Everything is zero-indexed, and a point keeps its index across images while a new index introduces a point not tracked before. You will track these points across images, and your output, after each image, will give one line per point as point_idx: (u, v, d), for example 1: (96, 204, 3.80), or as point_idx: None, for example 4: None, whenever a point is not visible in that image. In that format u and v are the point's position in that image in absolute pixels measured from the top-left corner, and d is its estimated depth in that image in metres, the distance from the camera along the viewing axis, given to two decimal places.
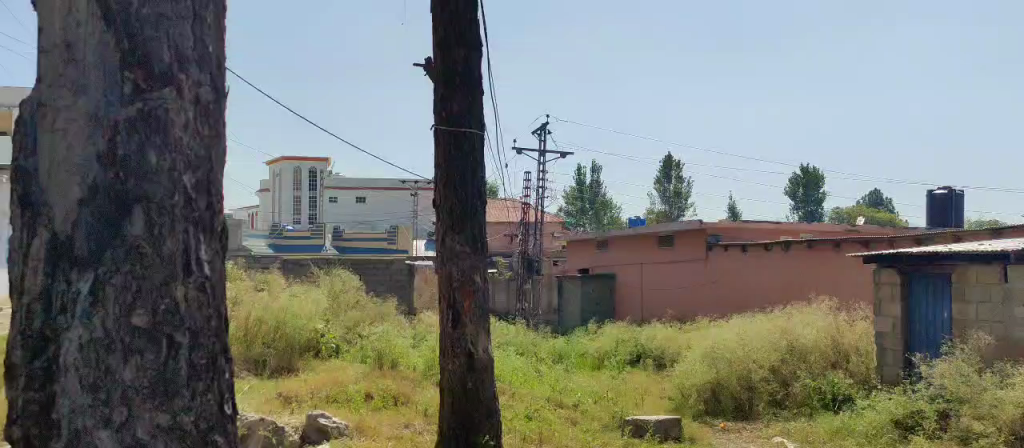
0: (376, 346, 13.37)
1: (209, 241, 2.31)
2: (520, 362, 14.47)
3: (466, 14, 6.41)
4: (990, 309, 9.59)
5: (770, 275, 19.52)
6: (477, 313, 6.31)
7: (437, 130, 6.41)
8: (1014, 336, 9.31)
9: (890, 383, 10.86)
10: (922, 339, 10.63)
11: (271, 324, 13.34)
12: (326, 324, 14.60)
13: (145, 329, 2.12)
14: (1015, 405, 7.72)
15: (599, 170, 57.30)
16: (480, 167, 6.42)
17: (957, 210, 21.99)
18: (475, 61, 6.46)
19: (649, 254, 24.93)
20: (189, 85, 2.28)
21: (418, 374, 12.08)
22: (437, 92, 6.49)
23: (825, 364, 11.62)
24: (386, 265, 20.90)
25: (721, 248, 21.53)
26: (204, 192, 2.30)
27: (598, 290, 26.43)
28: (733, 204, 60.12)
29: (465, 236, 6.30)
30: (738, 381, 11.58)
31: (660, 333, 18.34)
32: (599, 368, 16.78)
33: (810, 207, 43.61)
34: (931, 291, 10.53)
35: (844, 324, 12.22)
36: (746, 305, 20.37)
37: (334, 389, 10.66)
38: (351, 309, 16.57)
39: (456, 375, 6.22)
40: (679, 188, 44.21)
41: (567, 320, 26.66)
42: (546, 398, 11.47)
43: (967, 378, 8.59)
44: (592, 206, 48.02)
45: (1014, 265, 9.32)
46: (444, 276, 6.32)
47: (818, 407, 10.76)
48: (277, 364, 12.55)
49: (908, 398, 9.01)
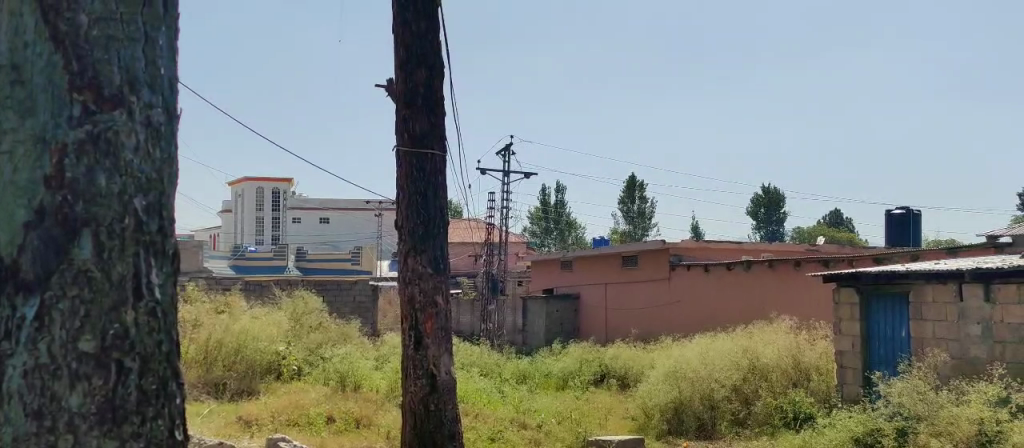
0: (338, 368, 13.25)
1: (161, 264, 2.29)
2: (485, 383, 14.44)
3: (428, 37, 6.45)
4: (946, 327, 9.72)
5: (732, 296, 19.68)
6: (439, 334, 6.29)
7: (400, 150, 6.41)
8: (968, 355, 9.44)
9: (850, 401, 10.99)
10: (880, 357, 10.74)
11: (231, 346, 13.21)
12: (288, 345, 14.47)
13: (93, 355, 2.10)
14: (971, 421, 7.85)
15: (563, 190, 57.57)
16: (443, 188, 6.43)
17: (914, 230, 22.30)
18: (437, 81, 6.47)
19: (612, 274, 25.06)
20: (139, 107, 2.27)
21: (381, 396, 12.01)
22: (399, 113, 6.49)
23: (786, 382, 11.73)
24: (350, 286, 20.70)
25: (683, 268, 21.68)
26: (155, 214, 2.28)
27: (563, 310, 26.48)
28: (696, 224, 60.68)
29: (427, 257, 6.28)
30: (701, 400, 11.69)
31: (624, 353, 18.40)
32: (563, 388, 16.78)
33: (771, 227, 44.01)
34: (890, 309, 10.65)
35: (804, 343, 12.32)
36: (708, 324, 20.51)
37: (293, 411, 10.58)
38: (314, 331, 16.44)
39: (418, 396, 6.18)
40: (643, 208, 44.47)
41: (530, 341, 26.68)
42: (509, 418, 11.47)
43: (924, 396, 8.70)
44: (556, 226, 48.19)
45: (968, 283, 9.43)
46: (405, 297, 6.29)
47: (779, 426, 10.82)
48: (238, 387, 12.43)
49: (868, 416, 9.11)
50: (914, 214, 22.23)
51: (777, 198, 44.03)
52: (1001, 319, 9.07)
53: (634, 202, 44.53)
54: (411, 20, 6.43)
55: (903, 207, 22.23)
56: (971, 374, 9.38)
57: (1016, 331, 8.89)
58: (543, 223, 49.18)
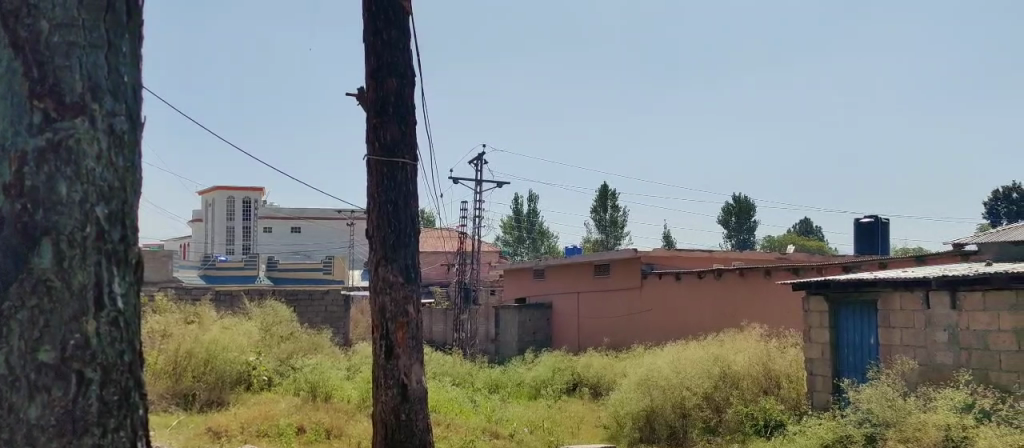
0: (309, 378, 13.18)
1: (123, 273, 2.28)
2: (457, 392, 14.37)
3: (399, 45, 6.45)
4: (913, 335, 9.82)
5: (704, 304, 19.77)
6: (410, 344, 6.26)
7: (370, 160, 6.39)
8: (934, 362, 9.55)
9: (820, 409, 11.07)
10: (849, 364, 10.83)
11: (201, 357, 13.00)
12: (258, 355, 14.34)
13: (53, 365, 2.09)
14: (938, 427, 7.93)
15: (536, 199, 57.66)
16: (413, 196, 6.42)
17: (883, 238, 22.53)
18: (407, 89, 6.47)
19: (584, 283, 25.09)
20: (102, 115, 2.26)
21: (352, 407, 11.94)
22: (369, 121, 6.47)
23: (756, 390, 11.79)
24: (321, 295, 20.58)
25: (655, 276, 21.76)
26: (118, 222, 2.27)
27: (536, 319, 26.49)
28: (668, 234, 61.03)
29: (397, 266, 6.25)
30: (673, 408, 11.74)
31: (597, 361, 18.44)
32: (536, 398, 16.79)
33: (742, 236, 44.31)
34: (859, 317, 10.75)
35: (775, 351, 12.40)
36: (680, 332, 20.59)
37: (263, 422, 10.47)
38: (284, 341, 16.32)
39: (389, 406, 6.15)
40: (616, 217, 44.64)
41: (503, 349, 26.67)
42: (481, 428, 11.43)
43: (892, 402, 8.75)
44: (529, 235, 48.25)
45: (935, 291, 9.54)
46: (376, 307, 6.27)
47: (750, 433, 10.86)
48: (208, 398, 12.30)
49: (837, 423, 9.19)
50: (881, 222, 22.51)
51: (747, 207, 44.42)
52: (967, 325, 9.17)
53: (607, 211, 44.67)
54: (381, 28, 6.43)
55: (871, 215, 22.50)
56: (939, 381, 9.49)
57: (981, 337, 8.99)
58: (515, 233, 49.22)
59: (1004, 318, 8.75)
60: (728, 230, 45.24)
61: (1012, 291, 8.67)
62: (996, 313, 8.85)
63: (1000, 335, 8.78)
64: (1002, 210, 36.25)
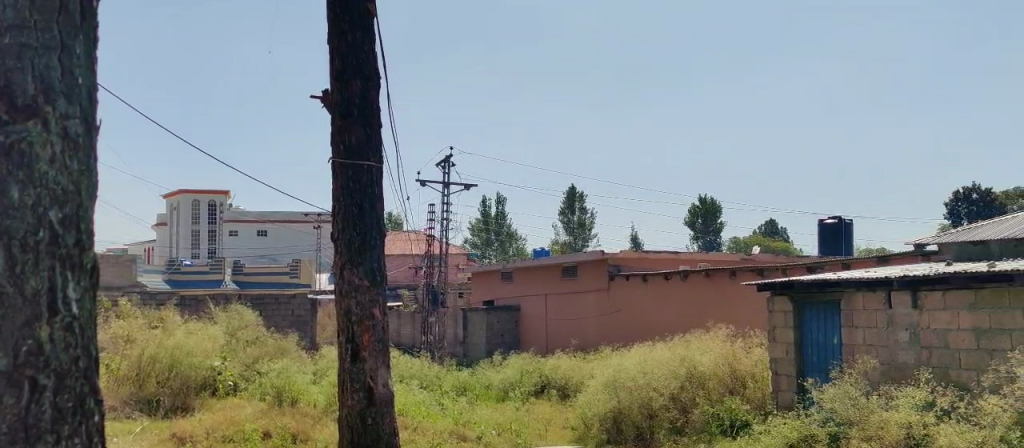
0: (275, 382, 13.13)
1: (78, 279, 2.29)
2: (424, 395, 14.33)
3: (364, 47, 6.43)
4: (875, 334, 9.94)
5: (671, 305, 19.88)
6: (376, 348, 6.23)
7: (335, 163, 6.35)
8: (896, 361, 9.67)
9: (785, 408, 11.18)
10: (813, 363, 10.95)
11: (165, 362, 12.79)
12: (223, 360, 14.14)
13: (6, 373, 2.10)
14: (901, 425, 8.03)
15: (504, 201, 57.60)
16: (379, 199, 6.39)
17: (846, 239, 22.79)
18: (372, 92, 6.45)
19: (552, 285, 25.13)
20: (55, 116, 2.28)
21: (319, 411, 11.92)
22: (334, 123, 6.44)
23: (722, 391, 11.91)
24: (288, 299, 20.43)
25: (622, 278, 21.84)
26: (72, 227, 2.28)
27: (503, 321, 26.51)
28: (634, 236, 61.36)
29: (363, 270, 6.22)
30: (640, 409, 11.82)
31: (564, 363, 18.46)
32: (504, 400, 16.80)
33: (708, 237, 44.60)
34: (822, 317, 10.88)
35: (740, 350, 12.51)
36: (646, 334, 20.69)
37: (228, 428, 10.38)
38: (250, 345, 16.17)
39: (355, 411, 6.12)
40: (583, 219, 44.77)
41: (471, 352, 26.67)
42: (448, 430, 11.44)
43: (855, 401, 8.82)
44: (497, 237, 48.24)
45: (896, 291, 9.67)
46: (342, 310, 6.24)
47: (716, 433, 10.90)
48: (172, 404, 12.20)
49: (801, 422, 9.30)
50: (845, 223, 22.78)
51: (712, 208, 44.75)
52: (927, 324, 9.30)
53: (574, 213, 44.79)
54: (347, 30, 6.39)
55: (835, 216, 22.76)
56: (900, 379, 9.61)
57: (942, 336, 9.12)
58: (483, 235, 49.16)
59: (964, 318, 8.88)
60: (694, 232, 45.52)
61: (972, 290, 8.81)
62: (955, 312, 8.99)
63: (959, 334, 8.91)
64: (962, 210, 36.83)
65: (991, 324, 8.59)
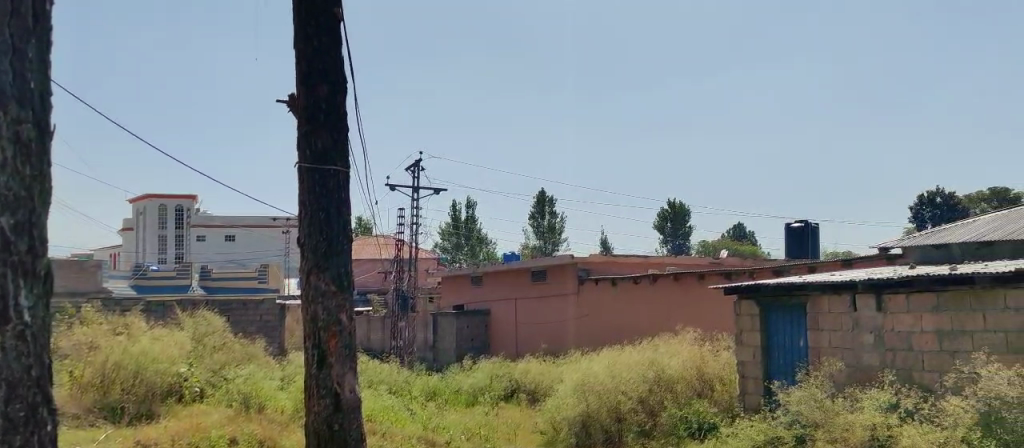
0: (241, 388, 13.01)
1: (29, 286, 2.53)
2: (392, 400, 14.25)
3: (329, 51, 6.41)
4: (841, 337, 10.03)
5: (640, 308, 19.94)
6: (342, 353, 6.18)
7: (300, 167, 6.30)
8: (861, 363, 9.78)
9: (752, 410, 11.25)
10: (779, 365, 11.03)
11: (131, 369, 12.62)
12: (189, 366, 13.98)
13: None
14: (865, 427, 8.10)
15: (474, 205, 57.48)
16: (346, 204, 6.35)
17: (813, 242, 23.00)
18: (339, 96, 6.42)
19: (522, 289, 25.11)
20: (6, 123, 2.52)
21: (286, 417, 11.84)
22: (300, 128, 6.39)
23: (690, 393, 11.94)
24: (255, 305, 20.28)
25: (591, 282, 21.87)
26: (24, 234, 2.52)
27: (473, 325, 26.50)
28: (605, 240, 61.46)
29: (330, 275, 6.18)
30: (609, 413, 11.88)
31: (534, 366, 18.49)
32: (474, 404, 16.83)
33: (677, 241, 44.79)
34: (788, 320, 10.97)
35: (709, 355, 12.54)
36: (615, 338, 20.74)
37: (194, 434, 10.26)
38: (217, 351, 16.00)
39: (321, 417, 6.07)
40: (553, 223, 44.81)
41: (441, 357, 26.62)
42: (416, 435, 11.39)
43: (821, 403, 8.88)
44: (467, 241, 48.16)
45: (861, 294, 9.77)
46: (308, 316, 6.20)
47: (684, 436, 10.90)
48: (137, 411, 12.05)
49: (768, 425, 9.38)
50: (812, 226, 22.98)
51: (681, 213, 45.00)
52: (892, 327, 9.41)
53: (545, 217, 44.82)
54: (313, 35, 6.38)
55: (801, 220, 22.96)
56: (865, 381, 9.70)
57: (906, 339, 9.22)
58: (453, 239, 49.07)
59: (927, 320, 8.98)
60: (664, 235, 45.68)
61: (934, 293, 8.90)
62: (919, 314, 9.09)
63: (923, 335, 9.02)
64: (927, 213, 37.29)
65: (953, 326, 8.71)
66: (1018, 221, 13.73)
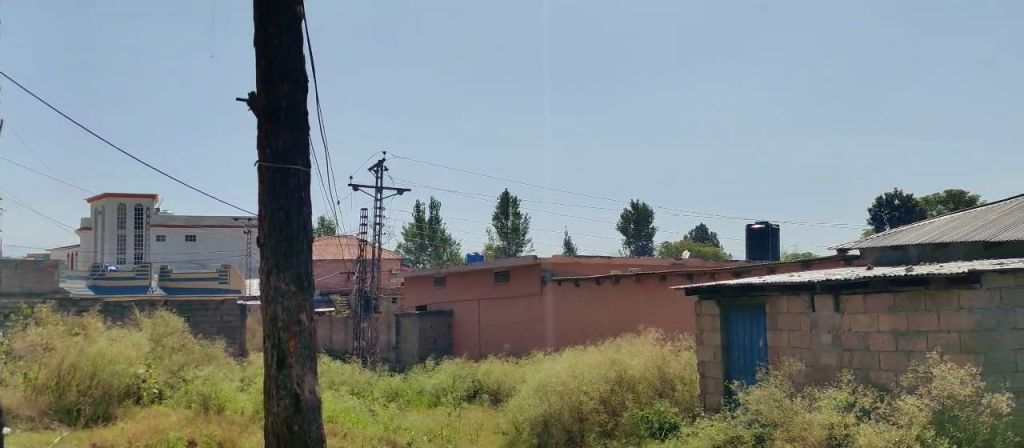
0: (200, 390, 12.87)
1: None
2: (353, 401, 14.20)
3: (290, 50, 6.37)
4: (799, 337, 10.16)
5: (603, 309, 19.99)
6: (303, 354, 6.15)
7: (261, 166, 6.24)
8: (820, 363, 9.89)
9: (712, 409, 11.34)
10: (739, 366, 11.12)
11: (87, 370, 12.44)
12: (148, 367, 13.81)
13: None
14: (822, 426, 8.20)
15: (438, 206, 57.26)
16: (306, 204, 6.31)
17: (774, 244, 23.23)
18: (300, 96, 6.38)
19: (485, 290, 25.07)
20: None
21: (246, 419, 11.72)
22: (260, 127, 6.33)
23: (652, 393, 12.00)
24: (216, 305, 20.07)
25: (554, 283, 21.88)
26: None
27: (436, 326, 26.42)
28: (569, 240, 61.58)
29: (289, 275, 6.14)
30: (571, 413, 11.95)
31: (496, 366, 18.49)
32: (436, 405, 16.81)
33: (641, 241, 44.99)
34: (748, 321, 11.07)
35: (670, 354, 12.57)
36: (578, 339, 20.77)
37: (151, 437, 10.10)
38: (175, 352, 15.78)
39: (281, 418, 6.02)
40: (517, 224, 44.79)
41: (403, 357, 26.52)
42: (378, 436, 11.34)
43: (779, 403, 8.98)
44: (431, 242, 48.01)
45: (819, 295, 9.88)
46: (268, 316, 6.14)
47: (645, 436, 10.95)
48: (93, 414, 11.85)
49: (728, 424, 9.48)
50: (773, 227, 23.21)
51: (645, 214, 45.22)
52: (850, 327, 9.52)
53: (509, 218, 44.80)
54: (273, 34, 6.33)
55: (762, 222, 23.19)
56: (823, 381, 9.82)
57: (863, 339, 9.34)
58: (417, 240, 48.91)
59: (883, 320, 9.10)
60: (628, 236, 45.86)
61: (890, 294, 9.01)
62: (876, 315, 9.20)
63: (879, 335, 9.14)
64: (886, 215, 37.84)
65: (908, 326, 8.82)
66: (973, 222, 13.96)
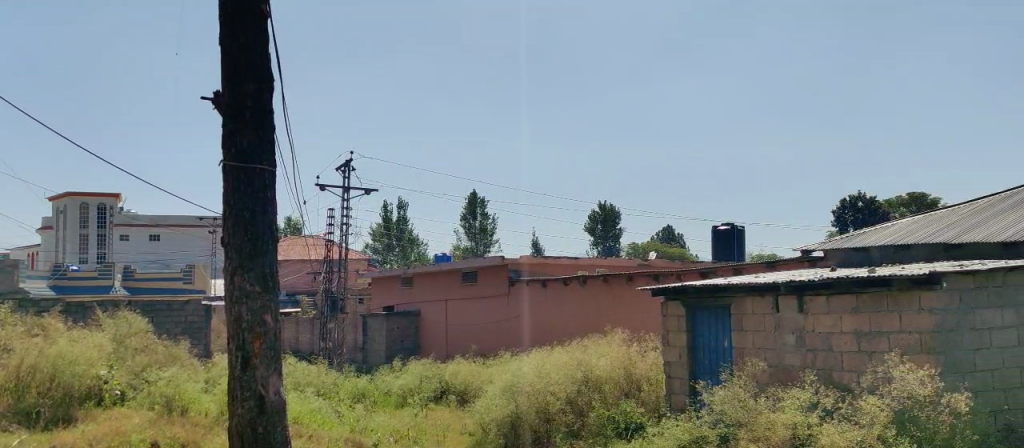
0: (164, 391, 12.75)
1: None
2: (320, 402, 14.13)
3: (256, 48, 6.32)
4: (763, 337, 10.26)
5: (570, 310, 20.04)
6: (267, 355, 6.09)
7: (226, 165, 6.19)
8: (783, 364, 9.99)
9: (678, 410, 11.41)
10: (704, 366, 11.20)
11: (47, 372, 12.25)
12: (110, 369, 13.63)
13: None
14: (786, 426, 8.27)
15: (405, 206, 57.07)
16: (272, 204, 6.26)
17: (739, 245, 23.43)
18: (266, 95, 6.33)
19: (452, 290, 25.03)
20: None
21: (209, 420, 11.63)
22: (225, 127, 6.27)
23: (618, 394, 12.06)
24: (181, 306, 19.87)
25: (522, 284, 21.90)
26: None
27: (403, 327, 26.36)
28: (536, 242, 61.64)
29: (253, 276, 6.09)
30: (538, 413, 11.94)
31: (464, 367, 18.44)
32: (403, 406, 16.75)
33: (608, 243, 45.17)
34: (714, 321, 11.15)
35: (636, 355, 12.64)
36: (545, 340, 20.81)
37: (113, 439, 9.97)
38: (138, 352, 15.58)
39: (245, 419, 5.98)
40: (485, 224, 44.79)
41: (370, 358, 26.43)
42: (344, 438, 11.27)
43: (744, 403, 9.06)
44: (399, 242, 47.87)
45: (783, 296, 9.97)
46: (233, 317, 6.08)
47: (612, 436, 10.99)
48: (54, 416, 11.67)
49: (693, 424, 9.55)
50: (738, 229, 23.41)
51: (612, 215, 45.42)
52: (813, 328, 9.62)
53: (476, 218, 44.81)
54: (239, 31, 6.27)
55: (728, 223, 23.35)
56: (787, 381, 9.91)
57: (826, 339, 9.44)
58: (384, 240, 48.75)
59: (846, 321, 9.20)
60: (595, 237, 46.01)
61: (853, 294, 9.12)
62: (839, 316, 9.31)
63: (842, 336, 9.24)
64: (850, 217, 38.29)
65: (870, 327, 8.92)
66: (934, 224, 14.17)
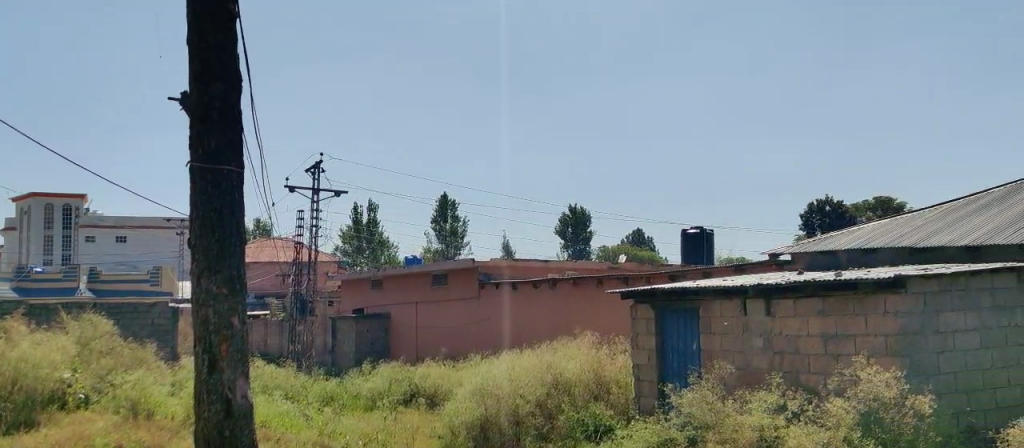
0: (129, 394, 12.59)
1: None
2: (287, 405, 14.01)
3: (224, 48, 6.26)
4: (731, 340, 10.32)
5: (540, 313, 20.07)
6: (234, 357, 6.03)
7: (193, 166, 6.12)
8: (750, 366, 10.06)
9: (646, 412, 11.46)
10: (672, 369, 11.26)
11: (8, 375, 12.06)
12: (74, 372, 13.42)
13: None
14: (753, 428, 8.31)
15: (376, 209, 56.81)
16: (239, 205, 6.20)
17: (707, 249, 23.55)
18: (233, 95, 6.28)
19: (422, 293, 24.98)
20: None
21: (175, 424, 11.50)
22: (191, 128, 6.21)
23: (587, 397, 12.07)
24: (147, 308, 19.67)
25: (491, 287, 21.88)
26: None
27: (373, 330, 26.26)
28: (507, 245, 61.57)
29: (220, 277, 6.03)
30: (507, 416, 11.80)
31: (433, 370, 18.36)
32: (371, 409, 16.67)
33: (579, 245, 45.20)
34: (682, 324, 11.21)
35: (604, 358, 12.69)
36: (516, 343, 20.81)
37: (76, 443, 9.85)
38: (104, 354, 15.39)
39: (211, 423, 5.91)
40: (455, 227, 44.72)
41: (339, 361, 26.31)
42: (311, 441, 11.17)
43: (711, 405, 9.10)
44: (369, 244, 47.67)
45: (751, 299, 10.04)
46: (199, 318, 6.02)
47: (581, 438, 10.99)
48: (15, 420, 11.48)
49: (661, 427, 9.59)
50: (707, 233, 23.53)
51: (582, 218, 45.47)
52: (780, 331, 9.70)
53: (446, 221, 44.71)
54: (207, 31, 6.21)
55: (697, 226, 23.48)
56: (754, 383, 9.99)
57: (792, 342, 9.52)
58: (354, 243, 48.52)
59: (813, 323, 9.28)
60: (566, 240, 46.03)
61: (820, 298, 9.21)
62: (806, 319, 9.38)
63: (808, 339, 9.32)
64: (817, 221, 38.57)
65: (836, 329, 9.02)
66: (900, 228, 14.32)
